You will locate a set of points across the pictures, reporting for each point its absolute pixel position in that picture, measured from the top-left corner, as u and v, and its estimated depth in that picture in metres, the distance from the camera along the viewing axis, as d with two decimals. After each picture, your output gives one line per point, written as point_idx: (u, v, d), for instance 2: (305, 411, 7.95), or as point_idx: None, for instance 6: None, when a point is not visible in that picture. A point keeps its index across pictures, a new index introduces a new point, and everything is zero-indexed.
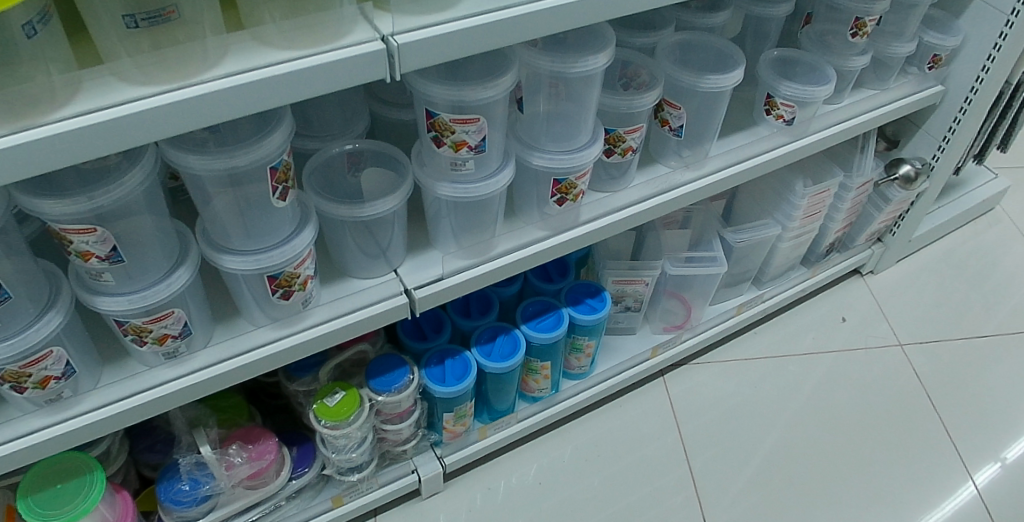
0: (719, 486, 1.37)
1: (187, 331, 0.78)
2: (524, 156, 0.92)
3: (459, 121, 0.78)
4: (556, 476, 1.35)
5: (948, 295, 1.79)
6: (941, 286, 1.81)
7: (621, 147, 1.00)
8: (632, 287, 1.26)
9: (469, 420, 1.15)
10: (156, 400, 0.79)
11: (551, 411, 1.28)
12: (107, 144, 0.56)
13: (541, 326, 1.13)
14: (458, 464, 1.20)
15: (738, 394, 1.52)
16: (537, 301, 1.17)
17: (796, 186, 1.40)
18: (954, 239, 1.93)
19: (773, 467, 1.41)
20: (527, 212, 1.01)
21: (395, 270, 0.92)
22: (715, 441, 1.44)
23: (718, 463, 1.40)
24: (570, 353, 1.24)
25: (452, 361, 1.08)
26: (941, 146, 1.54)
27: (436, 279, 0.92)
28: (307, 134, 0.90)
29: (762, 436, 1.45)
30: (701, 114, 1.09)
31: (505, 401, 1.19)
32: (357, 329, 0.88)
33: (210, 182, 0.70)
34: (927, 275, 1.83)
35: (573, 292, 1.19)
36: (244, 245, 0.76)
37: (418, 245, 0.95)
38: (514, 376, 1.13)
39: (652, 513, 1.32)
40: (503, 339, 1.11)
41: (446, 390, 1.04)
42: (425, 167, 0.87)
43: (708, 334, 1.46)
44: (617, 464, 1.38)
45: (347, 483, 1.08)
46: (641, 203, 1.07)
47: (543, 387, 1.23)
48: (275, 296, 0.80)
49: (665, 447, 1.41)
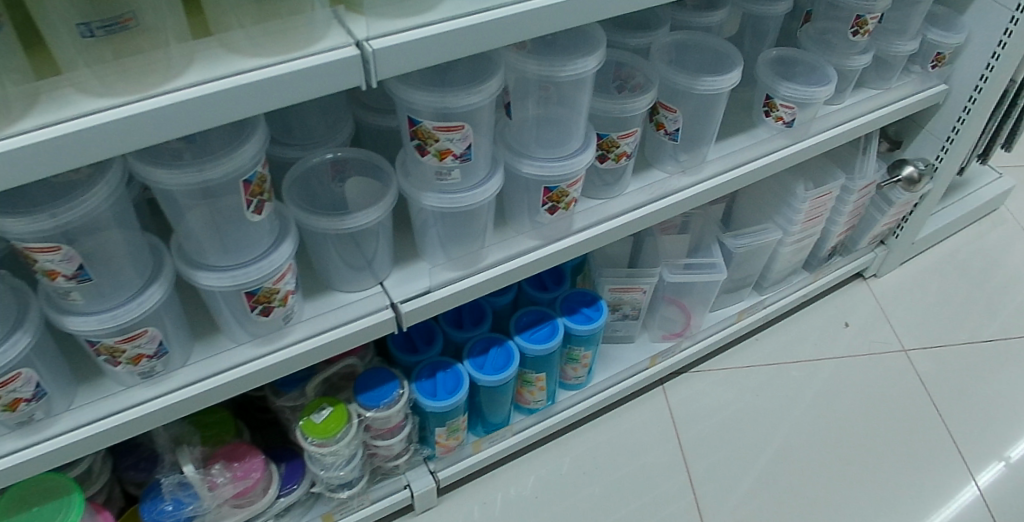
0: (721, 497, 1.33)
1: (164, 350, 0.75)
2: (513, 163, 0.89)
3: (442, 129, 0.75)
4: (554, 489, 1.31)
5: (953, 298, 1.75)
6: (946, 289, 1.77)
7: (614, 153, 0.97)
8: (629, 295, 1.23)
9: (462, 434, 1.12)
10: (131, 422, 0.76)
11: (547, 423, 1.24)
12: (63, 161, 0.53)
13: (535, 338, 1.10)
14: (451, 479, 1.16)
15: (739, 402, 1.49)
16: (531, 311, 1.14)
17: (797, 189, 1.36)
18: (959, 240, 1.90)
19: (777, 477, 1.37)
20: (519, 221, 0.98)
21: (381, 283, 0.89)
22: (716, 450, 1.40)
23: (719, 472, 1.37)
24: (565, 364, 1.20)
25: (443, 374, 1.05)
26: (945, 146, 1.51)
27: (424, 292, 0.89)
28: (288, 142, 0.87)
29: (765, 444, 1.42)
30: (698, 117, 1.06)
31: (499, 414, 1.16)
32: (341, 344, 0.85)
33: (183, 196, 0.67)
34: (931, 278, 1.80)
35: (568, 301, 1.16)
36: (222, 261, 0.73)
37: (405, 256, 0.92)
38: (507, 389, 1.10)
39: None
40: (495, 352, 1.08)
41: (436, 404, 1.01)
42: (410, 177, 0.84)
43: (709, 342, 1.42)
44: (615, 475, 1.34)
45: (337, 500, 1.04)
46: (636, 210, 1.04)
47: (538, 399, 1.19)
48: (254, 313, 0.77)
49: (666, 459, 1.38)
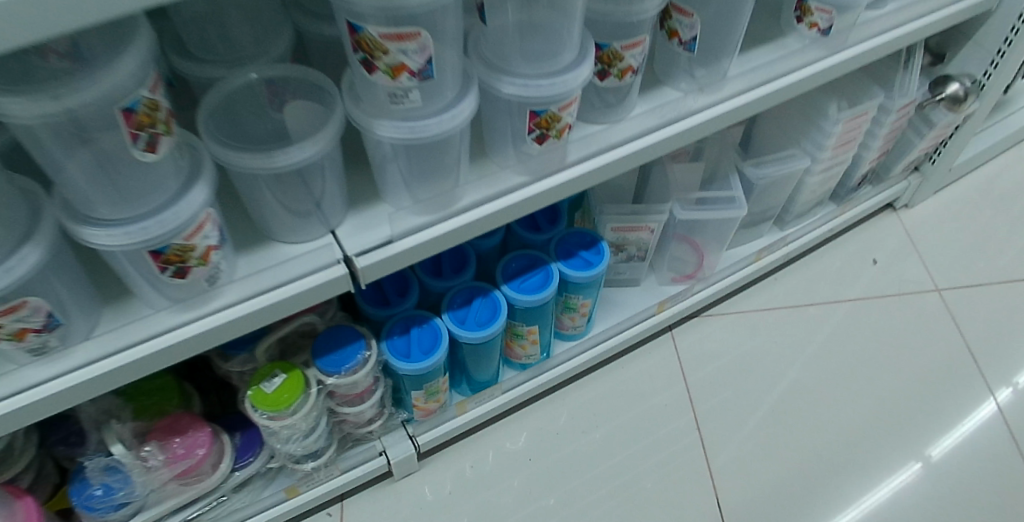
0: (733, 450, 1.21)
1: (56, 321, 0.61)
2: (490, 82, 0.71)
3: (393, 36, 0.57)
4: (549, 449, 1.19)
5: (992, 230, 1.58)
6: (984, 221, 1.60)
7: (617, 68, 0.79)
8: (636, 234, 1.08)
9: (443, 397, 0.99)
10: (26, 407, 0.62)
11: (541, 379, 1.11)
12: None
13: (526, 287, 0.96)
14: (433, 442, 1.05)
15: (755, 347, 1.34)
16: (520, 256, 0.99)
17: (829, 110, 1.18)
18: (999, 166, 1.71)
19: (795, 428, 1.24)
20: (501, 153, 0.81)
21: (333, 232, 0.74)
22: (728, 400, 1.27)
23: (732, 424, 1.25)
24: (561, 314, 1.06)
25: (419, 330, 0.91)
26: (1000, 58, 1.30)
27: (385, 243, 0.73)
28: (209, 58, 0.69)
29: (784, 393, 1.28)
30: (719, 22, 0.87)
31: (486, 373, 1.03)
32: (285, 308, 0.70)
33: (45, 130, 0.51)
34: (968, 209, 1.62)
35: (564, 244, 1.02)
36: (115, 213, 0.58)
37: (363, 199, 0.76)
38: (494, 346, 0.96)
39: (657, 483, 1.17)
40: (479, 304, 0.94)
41: (411, 366, 0.88)
42: (359, 102, 0.67)
43: (723, 284, 1.28)
44: (618, 428, 1.22)
45: (301, 472, 0.94)
46: (644, 137, 0.87)
47: (530, 354, 1.05)
48: (165, 275, 0.63)
49: (673, 413, 1.25)
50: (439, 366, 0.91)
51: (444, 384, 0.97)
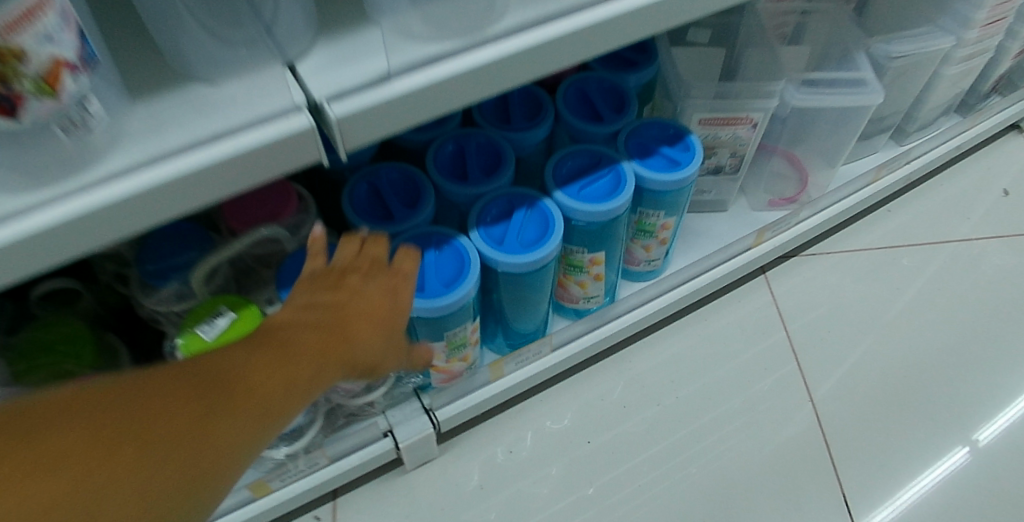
0: (858, 428, 0.89)
1: None
2: None
3: None
4: (606, 430, 0.88)
5: None
6: None
7: None
8: (730, 130, 0.78)
9: (471, 355, 0.71)
10: None
11: (600, 334, 0.82)
12: None
13: (589, 194, 0.67)
14: (456, 418, 0.76)
15: (873, 293, 1.01)
16: (578, 154, 0.70)
17: None
18: None
19: (939, 401, 0.92)
20: None
21: (288, 66, 0.44)
22: (845, 362, 0.94)
23: (853, 395, 0.92)
24: (631, 241, 0.78)
25: (439, 254, 0.63)
26: None
27: (378, 80, 0.43)
28: None
29: (916, 354, 0.95)
30: None
31: (531, 320, 0.74)
32: (207, 187, 0.40)
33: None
34: None
35: (638, 139, 0.72)
36: None
37: (340, 21, 0.47)
38: (545, 280, 0.68)
39: (759, 476, 0.85)
40: (524, 217, 0.65)
41: (428, 305, 0.59)
42: None
43: (830, 211, 0.97)
44: (698, 403, 0.90)
45: (270, 462, 0.65)
46: None
47: (590, 296, 0.77)
48: None
49: (774, 379, 0.92)
50: (467, 306, 0.63)
51: (472, 336, 0.68)
